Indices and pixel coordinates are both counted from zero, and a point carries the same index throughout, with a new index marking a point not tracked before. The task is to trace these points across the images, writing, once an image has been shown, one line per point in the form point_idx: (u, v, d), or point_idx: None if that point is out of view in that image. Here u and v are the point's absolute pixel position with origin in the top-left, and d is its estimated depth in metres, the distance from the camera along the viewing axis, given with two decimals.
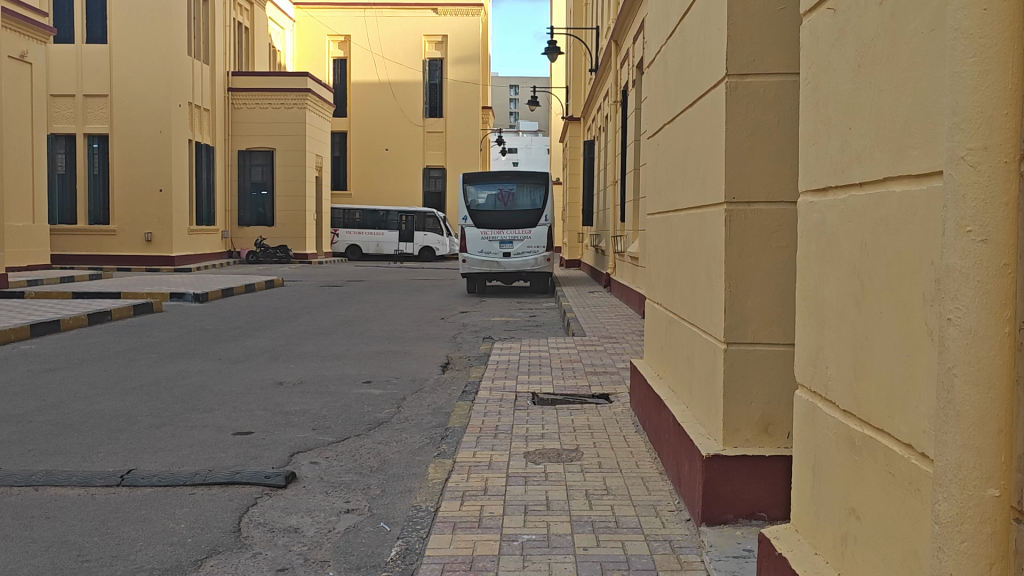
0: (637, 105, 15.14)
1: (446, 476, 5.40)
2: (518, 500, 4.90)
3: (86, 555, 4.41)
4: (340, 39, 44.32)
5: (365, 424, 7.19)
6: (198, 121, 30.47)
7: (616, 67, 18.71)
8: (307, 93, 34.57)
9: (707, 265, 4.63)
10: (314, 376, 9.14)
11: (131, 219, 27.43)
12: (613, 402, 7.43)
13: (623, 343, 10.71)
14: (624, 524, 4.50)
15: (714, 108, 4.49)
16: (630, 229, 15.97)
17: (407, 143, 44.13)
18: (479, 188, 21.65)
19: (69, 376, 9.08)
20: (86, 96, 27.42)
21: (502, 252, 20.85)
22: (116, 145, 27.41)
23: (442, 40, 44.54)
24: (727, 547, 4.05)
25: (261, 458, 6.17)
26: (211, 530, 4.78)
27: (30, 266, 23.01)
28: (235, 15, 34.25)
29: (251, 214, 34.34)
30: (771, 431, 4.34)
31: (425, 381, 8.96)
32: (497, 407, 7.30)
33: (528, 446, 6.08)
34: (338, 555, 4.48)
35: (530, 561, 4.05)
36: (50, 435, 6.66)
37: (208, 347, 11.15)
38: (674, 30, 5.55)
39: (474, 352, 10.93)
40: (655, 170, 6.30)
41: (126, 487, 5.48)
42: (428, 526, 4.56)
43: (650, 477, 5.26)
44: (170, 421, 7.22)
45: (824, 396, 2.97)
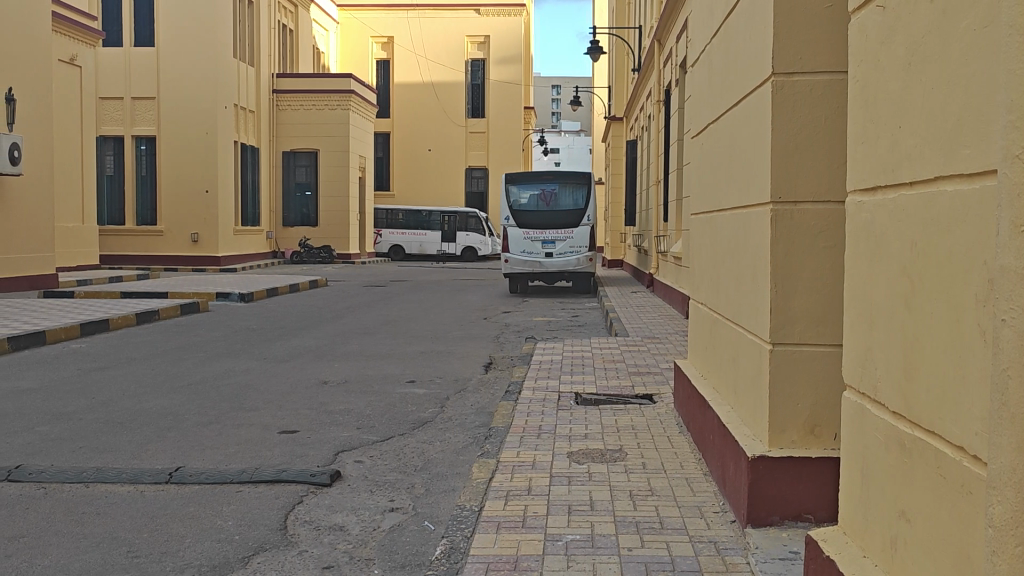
0: (680, 104, 15.12)
1: (491, 476, 5.41)
2: (562, 500, 4.90)
3: (136, 551, 4.48)
4: (383, 40, 44.82)
5: (409, 423, 7.23)
6: (243, 123, 30.79)
7: (658, 66, 18.63)
8: (351, 94, 34.79)
9: (754, 265, 4.59)
10: (359, 375, 9.22)
11: (178, 220, 27.79)
12: (656, 403, 7.42)
13: (667, 344, 10.63)
14: (668, 525, 4.49)
15: (760, 107, 4.46)
16: (672, 229, 15.93)
17: (450, 143, 44.21)
18: (522, 188, 21.63)
19: (119, 374, 9.23)
20: (134, 99, 27.81)
21: (544, 252, 20.93)
22: (163, 147, 27.71)
23: (484, 40, 44.58)
24: (773, 548, 4.03)
25: (307, 456, 6.23)
26: (258, 527, 4.83)
27: (81, 266, 23.37)
28: (279, 17, 34.62)
29: (295, 215, 34.61)
30: (818, 432, 4.29)
31: (467, 381, 9.00)
32: (540, 407, 7.31)
33: (571, 446, 6.08)
34: (383, 554, 4.51)
35: (575, 561, 4.05)
36: (99, 433, 6.77)
37: (254, 346, 11.27)
38: (720, 27, 5.51)
39: (517, 351, 10.95)
40: (700, 168, 6.25)
41: (174, 485, 5.55)
42: (473, 526, 4.57)
43: (694, 478, 5.24)
44: (218, 419, 7.32)
45: (872, 399, 2.95)
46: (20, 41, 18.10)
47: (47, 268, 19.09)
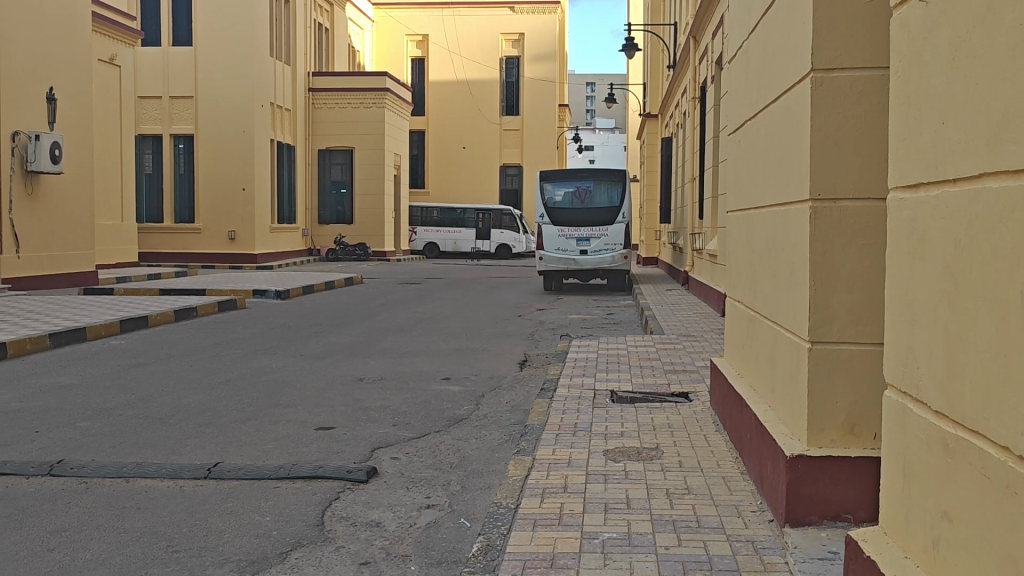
0: (716, 101, 15.03)
1: (526, 473, 5.41)
2: (598, 498, 4.89)
3: (175, 545, 4.52)
4: (417, 39, 44.82)
5: (444, 420, 7.25)
6: (280, 121, 31.00)
7: (694, 63, 18.53)
8: (386, 92, 34.91)
9: (793, 262, 4.55)
10: (394, 373, 9.25)
11: (215, 218, 28.03)
12: (693, 401, 7.38)
13: (703, 342, 10.58)
14: (705, 523, 4.47)
15: (799, 103, 4.42)
16: (708, 227, 15.84)
17: (485, 141, 44.26)
18: (556, 185, 21.62)
19: (157, 370, 9.33)
20: (172, 97, 28.10)
21: (579, 250, 20.86)
22: (200, 145, 27.96)
23: (519, 38, 44.57)
24: (811, 548, 4.00)
25: (344, 453, 6.26)
26: (296, 523, 4.86)
27: (120, 263, 23.62)
28: (315, 17, 34.82)
29: (331, 212, 34.75)
30: (857, 432, 4.24)
31: (503, 378, 9.01)
32: (576, 405, 7.30)
33: (608, 444, 6.06)
34: (420, 550, 4.52)
35: (611, 560, 4.04)
36: (139, 428, 6.86)
37: (290, 343, 11.36)
38: (757, 24, 5.47)
39: (552, 349, 10.94)
40: (738, 166, 6.20)
41: (212, 480, 5.60)
42: (510, 524, 4.57)
43: (731, 476, 5.23)
44: (255, 415, 7.38)
45: (914, 398, 2.92)
46: (61, 41, 18.35)
47: (87, 266, 19.33)
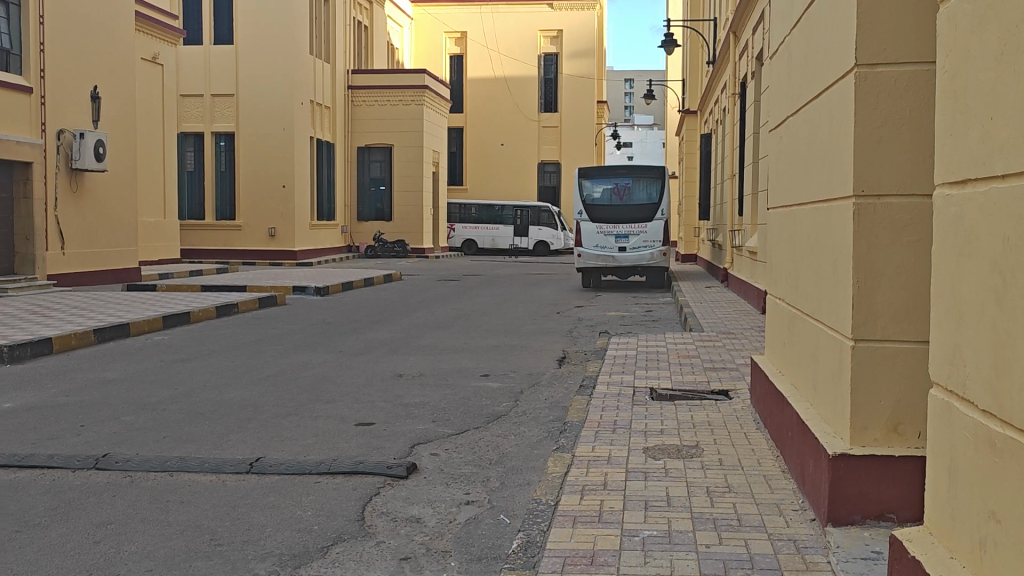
0: (756, 97, 14.93)
1: (566, 470, 5.41)
2: (638, 496, 4.87)
3: (218, 539, 4.57)
4: (456, 35, 45.06)
5: (483, 417, 7.26)
6: (319, 119, 31.18)
7: (734, 59, 18.40)
8: (424, 89, 34.99)
9: (835, 259, 4.52)
10: (433, 369, 9.28)
11: (255, 215, 28.28)
12: (733, 399, 7.33)
13: (742, 339, 10.51)
14: (746, 522, 4.44)
15: (843, 99, 4.39)
16: (748, 223, 15.72)
17: (523, 137, 44.24)
18: (594, 182, 21.57)
19: (199, 366, 9.42)
20: (213, 96, 28.38)
21: (617, 247, 20.80)
22: (241, 143, 28.22)
23: (557, 34, 44.55)
24: (854, 548, 3.96)
25: (383, 449, 6.29)
26: (336, 518, 4.89)
27: (162, 260, 23.87)
28: (355, 15, 34.99)
29: (369, 209, 34.89)
30: (901, 430, 4.20)
31: (541, 375, 9.01)
32: (615, 402, 7.29)
33: (647, 442, 6.05)
34: (459, 546, 4.54)
35: (652, 557, 4.03)
36: (182, 423, 6.94)
37: (330, 339, 11.42)
38: (800, 20, 5.42)
39: (591, 346, 10.92)
40: (779, 163, 6.15)
41: (254, 475, 5.65)
42: (549, 520, 4.58)
43: (772, 475, 5.19)
44: (296, 410, 7.43)
45: (960, 396, 2.88)
46: (105, 39, 18.59)
47: (130, 262, 19.58)
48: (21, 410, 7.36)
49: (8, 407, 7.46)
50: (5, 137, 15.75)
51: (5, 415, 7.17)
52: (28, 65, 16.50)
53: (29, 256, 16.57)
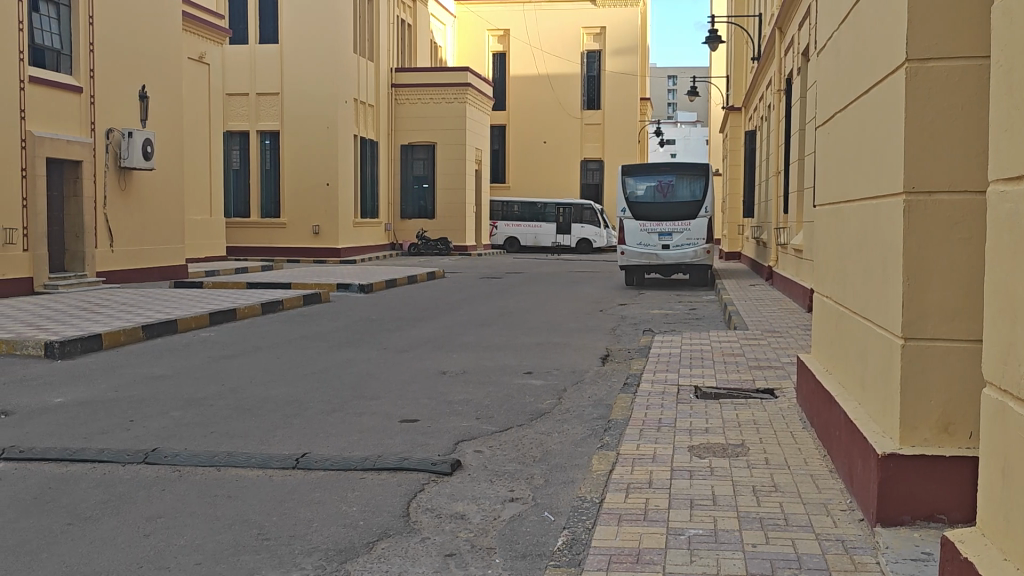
0: (803, 93, 14.79)
1: (611, 468, 5.41)
2: (684, 494, 4.86)
3: (266, 533, 4.61)
4: (499, 34, 45.19)
5: (527, 414, 7.27)
6: (363, 117, 31.34)
7: (780, 55, 18.22)
8: (467, 87, 35.03)
9: (885, 256, 4.46)
10: (477, 366, 9.29)
11: (300, 212, 28.52)
12: (778, 398, 7.27)
13: (788, 338, 10.41)
14: (793, 522, 4.41)
15: (892, 94, 4.34)
16: (793, 221, 15.57)
17: (566, 135, 44.17)
18: (638, 179, 21.45)
19: (245, 362, 9.51)
20: (258, 95, 28.63)
21: (661, 244, 20.73)
22: (286, 142, 28.45)
23: (601, 31, 44.26)
24: (904, 549, 3.91)
25: (428, 445, 6.32)
26: (381, 513, 4.92)
27: (208, 257, 24.14)
28: (398, 13, 35.12)
29: (413, 207, 35.05)
30: (952, 430, 4.14)
31: (585, 373, 9.00)
32: (659, 399, 7.28)
33: (692, 440, 6.02)
34: (504, 543, 4.54)
35: (698, 556, 4.01)
36: (230, 418, 7.02)
37: (375, 336, 11.49)
38: (849, 14, 5.36)
39: (635, 343, 10.90)
40: (827, 160, 6.08)
41: (301, 470, 5.70)
42: (595, 517, 4.58)
43: (819, 474, 5.14)
44: (341, 406, 7.49)
45: (1016, 397, 2.83)
46: (152, 39, 18.82)
47: (178, 259, 19.82)
48: (72, 404, 7.48)
49: (59, 401, 7.59)
50: (56, 137, 15.99)
51: (58, 409, 7.30)
52: (78, 65, 16.73)
53: (80, 253, 16.83)
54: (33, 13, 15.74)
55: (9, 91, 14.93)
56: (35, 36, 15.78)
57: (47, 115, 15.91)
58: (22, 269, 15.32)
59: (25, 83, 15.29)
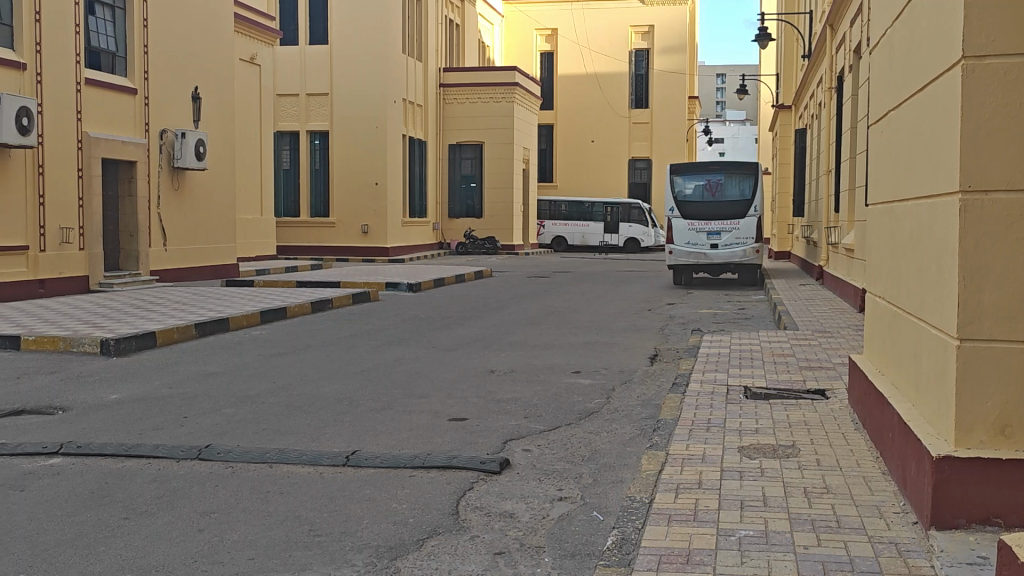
0: (855, 91, 14.62)
1: (660, 468, 5.40)
2: (734, 495, 4.83)
3: (317, 530, 4.66)
4: (547, 33, 45.17)
5: (575, 413, 7.26)
6: (411, 117, 31.48)
7: (831, 52, 18.00)
8: (514, 87, 35.00)
9: (940, 255, 4.40)
10: (526, 365, 9.30)
11: (349, 212, 28.75)
12: (830, 399, 7.21)
13: (840, 338, 10.30)
14: (845, 523, 4.37)
15: (948, 92, 4.29)
16: (845, 220, 15.40)
17: (614, 134, 44.02)
18: (686, 178, 21.30)
19: (296, 360, 9.59)
20: (308, 95, 28.89)
21: (709, 244, 20.62)
22: (335, 141, 28.66)
23: (649, 30, 44.04)
24: (959, 553, 3.86)
25: (477, 444, 6.34)
26: (431, 511, 4.95)
27: (259, 256, 24.38)
28: (446, 13, 35.26)
29: (461, 206, 35.19)
30: (1009, 433, 4.08)
31: (633, 372, 8.98)
32: (709, 399, 7.24)
33: (742, 440, 5.98)
34: (553, 542, 4.55)
35: (749, 557, 3.98)
36: (281, 415, 7.10)
37: (422, 335, 11.54)
38: (903, 10, 5.30)
39: (684, 343, 10.83)
40: (880, 159, 6.02)
41: (351, 467, 5.75)
42: (644, 517, 4.57)
43: (871, 476, 5.09)
44: (391, 404, 7.54)
45: None
46: (205, 40, 19.07)
47: (229, 258, 20.07)
48: (127, 401, 7.60)
49: (115, 398, 7.72)
50: (111, 137, 16.25)
51: (114, 405, 7.43)
52: (133, 67, 17.02)
53: (134, 252, 17.09)
54: (89, 16, 16.01)
55: (65, 94, 15.19)
56: (91, 39, 16.05)
57: (104, 116, 16.17)
58: (78, 268, 15.58)
59: (81, 86, 15.53)
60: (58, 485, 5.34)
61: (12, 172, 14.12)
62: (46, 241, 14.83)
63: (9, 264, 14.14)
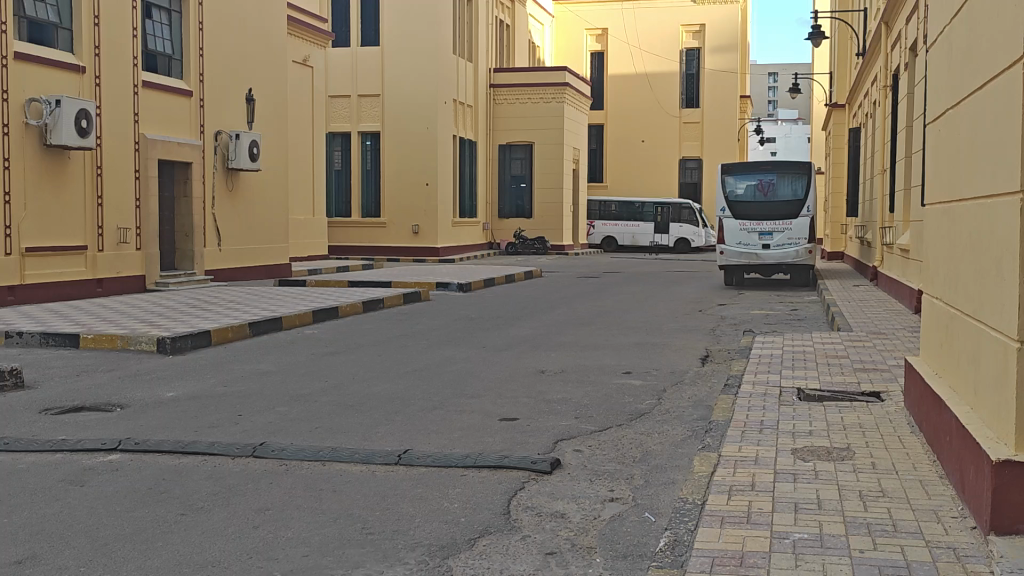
0: (911, 88, 14.41)
1: (712, 470, 5.37)
2: (788, 498, 4.79)
3: (369, 528, 4.69)
4: (597, 33, 45.08)
5: (626, 414, 7.24)
6: (462, 117, 31.56)
7: (886, 50, 17.76)
8: (565, 87, 34.91)
9: (1000, 255, 4.33)
10: (576, 366, 9.30)
11: (400, 212, 28.93)
12: (885, 401, 7.12)
13: (895, 340, 10.16)
14: (902, 528, 4.32)
15: (1008, 91, 4.22)
16: (900, 220, 15.17)
17: (664, 134, 43.77)
18: (738, 178, 21.15)
19: (348, 359, 9.67)
20: (360, 96, 29.11)
21: (761, 244, 20.45)
22: (386, 142, 28.85)
23: (700, 29, 43.79)
24: (1018, 558, 3.80)
25: (527, 444, 6.35)
26: (482, 511, 4.96)
27: (311, 256, 24.60)
28: (496, 14, 35.34)
29: (511, 206, 35.27)
30: None
31: (685, 373, 8.95)
32: (761, 401, 7.18)
33: (796, 443, 5.93)
34: (605, 542, 4.54)
35: (803, 560, 3.96)
36: (334, 414, 7.17)
37: (473, 335, 11.58)
38: (962, 9, 5.22)
39: (736, 344, 10.74)
40: (937, 159, 5.94)
41: (403, 467, 5.78)
42: (697, 519, 4.55)
43: (928, 480, 5.03)
44: (442, 404, 7.59)
45: None
46: (258, 42, 19.28)
47: (282, 258, 20.29)
48: (183, 398, 7.71)
49: (172, 396, 7.83)
50: (166, 139, 16.49)
51: (170, 403, 7.55)
52: (188, 70, 17.26)
53: (189, 252, 17.34)
54: (146, 20, 16.29)
55: (123, 97, 15.45)
56: (148, 42, 16.31)
57: (160, 118, 16.41)
58: (135, 268, 15.84)
59: (138, 88, 15.79)
60: (117, 481, 5.43)
61: (72, 174, 14.39)
62: (104, 241, 15.10)
63: (68, 264, 14.41)
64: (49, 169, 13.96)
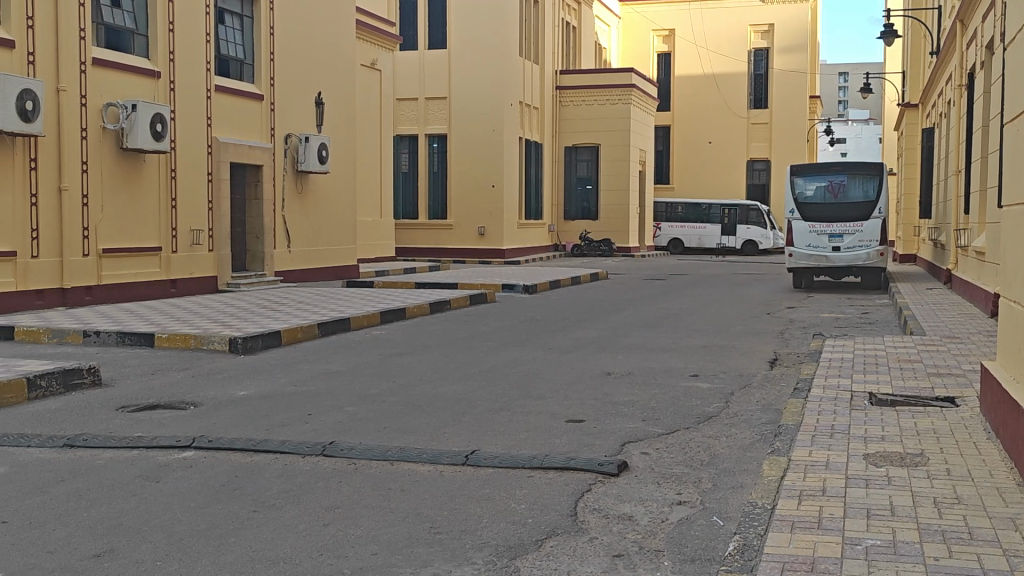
0: (988, 87, 14.09)
1: (782, 474, 5.31)
2: (860, 503, 4.72)
3: (437, 527, 4.73)
4: (665, 33, 44.85)
5: (694, 417, 7.19)
6: (528, 119, 31.58)
7: (961, 48, 17.40)
8: (631, 88, 34.68)
9: None
10: (642, 368, 9.25)
11: (466, 213, 29.08)
12: (960, 406, 6.98)
13: (969, 344, 9.93)
14: (979, 536, 4.23)
15: None
16: (975, 222, 14.83)
17: (732, 135, 43.36)
18: (807, 179, 20.89)
19: (415, 360, 9.75)
20: (427, 99, 29.30)
21: (831, 246, 20.15)
22: (453, 144, 28.99)
23: (768, 29, 43.29)
24: None
25: (595, 445, 6.34)
26: (550, 512, 4.97)
27: (378, 258, 24.83)
28: (563, 15, 35.34)
29: (576, 208, 35.23)
30: None
31: (753, 376, 8.86)
32: (831, 405, 7.09)
33: (868, 447, 5.85)
34: (673, 546, 4.52)
35: (877, 567, 3.89)
36: (402, 414, 7.23)
37: (539, 337, 11.58)
38: None
39: (805, 348, 10.61)
40: (1015, 159, 5.80)
41: (470, 467, 5.81)
42: (767, 524, 4.51)
43: (1005, 487, 4.92)
44: (509, 405, 7.61)
45: None
46: (327, 46, 19.52)
47: (349, 259, 20.48)
48: (255, 398, 7.83)
49: (244, 395, 7.96)
50: (239, 142, 16.77)
51: (242, 402, 7.68)
52: (260, 73, 17.54)
53: (259, 253, 17.61)
54: (219, 25, 16.57)
55: (196, 100, 15.74)
56: (221, 47, 16.61)
57: (232, 122, 16.69)
58: (207, 269, 16.15)
59: (211, 91, 16.08)
60: (191, 478, 5.54)
61: (148, 176, 14.71)
62: (178, 242, 15.41)
63: (143, 264, 14.72)
64: (126, 171, 14.29)
